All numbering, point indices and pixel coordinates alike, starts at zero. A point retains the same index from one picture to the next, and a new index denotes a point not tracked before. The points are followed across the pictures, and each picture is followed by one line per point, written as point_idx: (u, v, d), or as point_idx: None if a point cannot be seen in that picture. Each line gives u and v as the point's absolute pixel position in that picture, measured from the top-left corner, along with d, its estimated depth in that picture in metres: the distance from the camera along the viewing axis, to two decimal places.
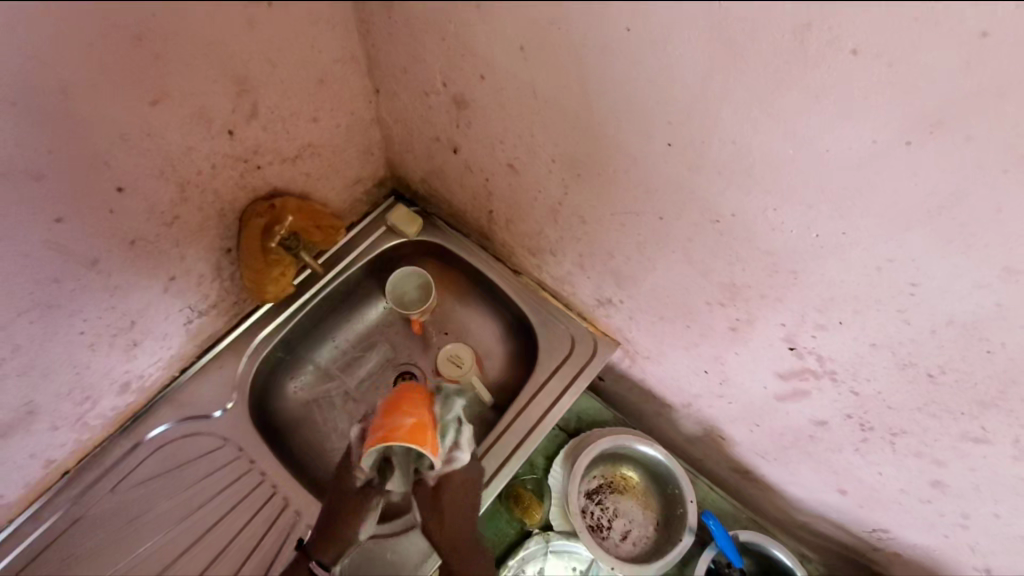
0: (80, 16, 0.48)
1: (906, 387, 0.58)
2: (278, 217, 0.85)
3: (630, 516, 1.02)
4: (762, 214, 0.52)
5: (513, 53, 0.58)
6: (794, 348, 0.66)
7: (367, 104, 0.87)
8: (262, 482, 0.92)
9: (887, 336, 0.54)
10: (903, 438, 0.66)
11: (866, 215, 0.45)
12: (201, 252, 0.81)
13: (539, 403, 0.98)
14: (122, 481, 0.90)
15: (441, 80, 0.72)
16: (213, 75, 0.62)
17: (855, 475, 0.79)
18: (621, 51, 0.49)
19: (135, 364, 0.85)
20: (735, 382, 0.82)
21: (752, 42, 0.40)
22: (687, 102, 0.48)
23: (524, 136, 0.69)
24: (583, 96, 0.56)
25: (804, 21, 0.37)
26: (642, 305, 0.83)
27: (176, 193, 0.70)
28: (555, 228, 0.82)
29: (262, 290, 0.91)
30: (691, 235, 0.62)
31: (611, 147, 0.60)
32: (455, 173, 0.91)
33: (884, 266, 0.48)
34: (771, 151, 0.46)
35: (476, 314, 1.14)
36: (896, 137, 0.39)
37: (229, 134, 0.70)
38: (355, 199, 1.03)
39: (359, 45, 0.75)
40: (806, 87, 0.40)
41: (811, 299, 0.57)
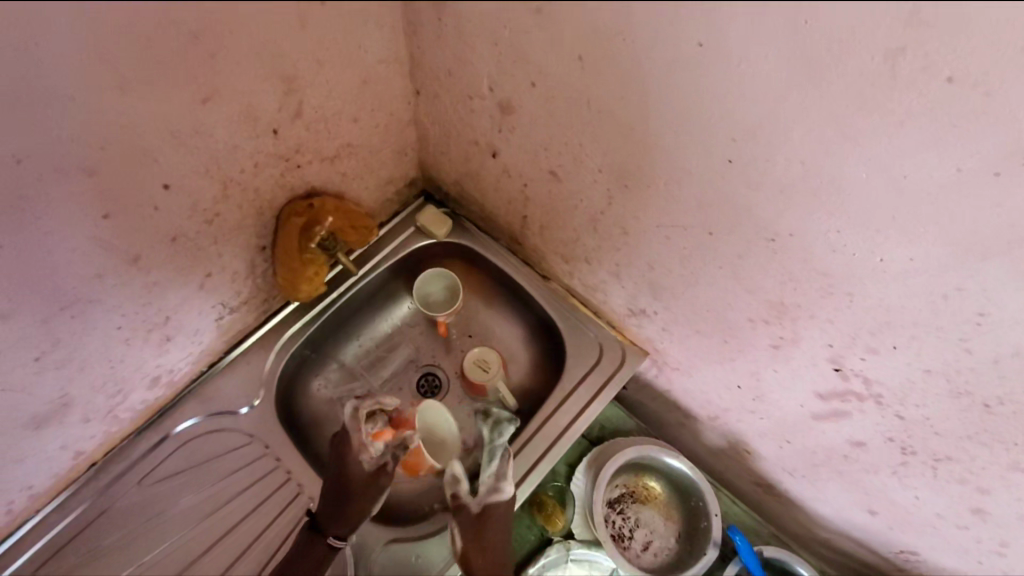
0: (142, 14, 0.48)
1: (957, 414, 0.57)
2: (316, 217, 0.83)
3: (652, 526, 1.02)
4: (823, 236, 0.51)
5: (570, 61, 0.57)
6: (840, 369, 0.65)
7: (406, 105, 0.86)
8: (288, 481, 0.92)
9: (943, 364, 0.53)
10: (947, 464, 0.65)
11: (938, 242, 0.44)
12: (238, 249, 0.80)
13: (566, 411, 0.97)
14: (148, 475, 0.90)
15: (487, 85, 0.71)
16: (263, 73, 0.62)
17: (887, 497, 0.79)
18: (690, 66, 0.48)
19: (166, 358, 0.85)
20: (769, 398, 0.82)
21: (838, 64, 0.39)
22: (755, 120, 0.47)
23: (571, 144, 0.68)
24: (642, 108, 0.55)
25: (897, 45, 0.36)
26: (678, 317, 0.82)
27: (218, 191, 0.70)
28: (593, 236, 0.82)
29: (294, 288, 0.89)
30: (741, 252, 0.61)
31: (666, 160, 0.59)
32: (491, 178, 0.90)
33: (951, 294, 0.47)
34: (841, 174, 0.45)
35: (501, 318, 1.13)
36: (984, 166, 0.38)
37: (273, 133, 0.70)
38: (386, 199, 1.03)
39: (404, 46, 0.75)
40: (891, 113, 0.39)
41: (865, 322, 0.56)
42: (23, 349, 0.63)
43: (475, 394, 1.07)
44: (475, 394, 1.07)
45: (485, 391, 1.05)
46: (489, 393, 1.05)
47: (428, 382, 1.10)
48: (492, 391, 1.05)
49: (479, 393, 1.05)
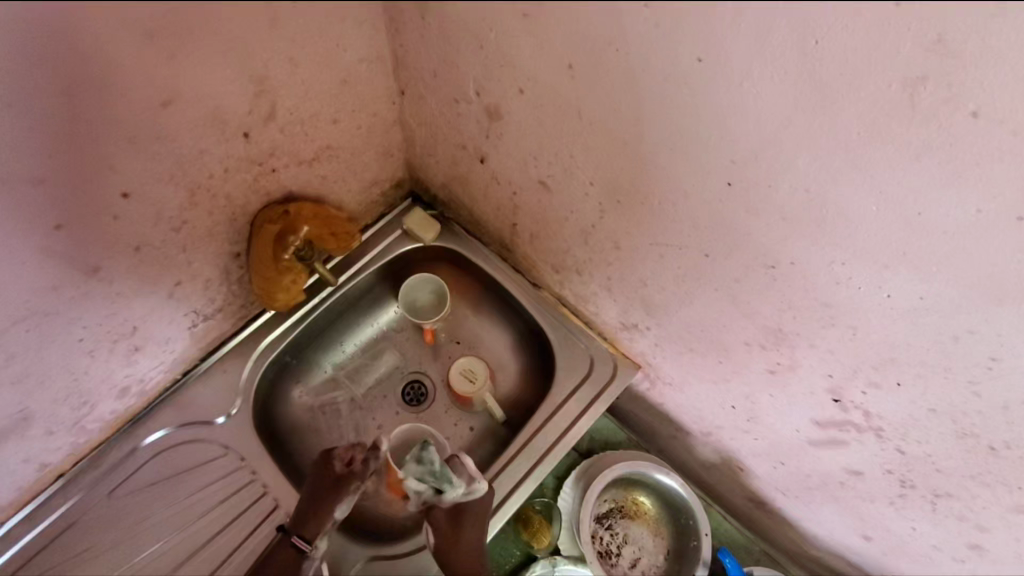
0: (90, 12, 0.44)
1: (961, 454, 0.54)
2: (292, 226, 0.78)
3: (640, 543, 1.00)
4: (827, 267, 0.48)
5: (559, 70, 0.53)
6: (839, 400, 0.62)
7: (390, 105, 0.81)
8: (264, 495, 0.88)
9: (949, 404, 0.50)
10: (946, 501, 0.62)
11: (952, 282, 0.41)
12: (210, 256, 0.76)
13: (554, 425, 0.94)
14: (117, 487, 0.86)
15: (473, 89, 0.67)
16: (231, 74, 0.57)
17: (883, 525, 0.76)
18: (687, 83, 0.44)
19: (136, 368, 0.81)
20: (764, 421, 0.78)
21: (851, 89, 0.36)
22: (757, 142, 0.43)
23: (561, 156, 0.65)
24: (635, 123, 0.52)
25: (918, 74, 0.32)
26: (672, 335, 0.79)
27: (185, 197, 0.66)
28: (585, 249, 0.78)
29: (272, 297, 0.85)
30: (739, 276, 0.58)
31: (661, 177, 0.55)
32: (480, 183, 0.86)
33: (962, 337, 0.44)
34: (849, 204, 0.42)
35: (490, 325, 1.09)
36: (1007, 211, 0.35)
37: (244, 136, 0.66)
38: (371, 201, 0.99)
39: (386, 44, 0.70)
40: (907, 144, 0.36)
41: (868, 356, 0.53)
42: None
43: (462, 404, 1.04)
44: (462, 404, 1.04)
45: (471, 401, 1.02)
46: (476, 402, 1.02)
47: (413, 390, 1.07)
48: (478, 401, 1.02)
49: (466, 402, 1.03)
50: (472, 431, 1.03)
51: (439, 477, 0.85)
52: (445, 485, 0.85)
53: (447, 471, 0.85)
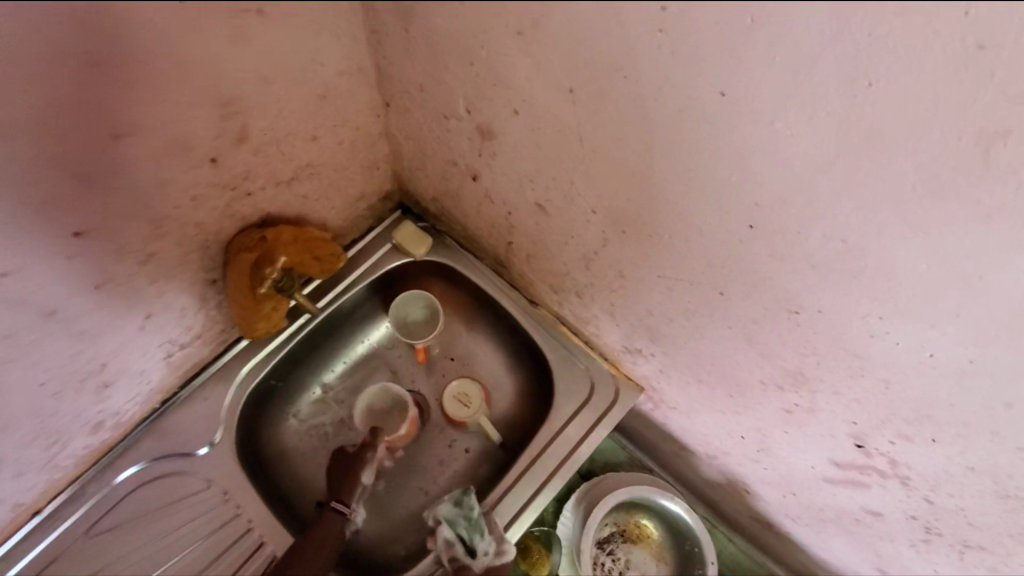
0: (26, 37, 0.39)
1: (998, 513, 0.50)
2: (268, 255, 0.72)
3: (643, 569, 0.96)
4: (861, 319, 0.43)
5: (560, 93, 0.47)
6: (862, 446, 0.57)
7: (375, 118, 0.75)
8: (248, 532, 0.83)
9: (991, 465, 0.46)
10: (975, 552, 0.57)
11: (1010, 350, 0.36)
12: (182, 286, 0.71)
13: (554, 452, 0.90)
14: (93, 525, 0.81)
15: (464, 106, 0.60)
16: (195, 99, 0.51)
17: (901, 563, 0.72)
18: (709, 117, 0.38)
19: (108, 403, 0.76)
20: (776, 454, 0.74)
21: (908, 138, 0.30)
22: (789, 186, 0.38)
23: (561, 181, 0.59)
24: (646, 155, 0.46)
25: (1000, 127, 0.27)
26: (678, 364, 0.74)
27: (150, 230, 0.60)
28: (585, 274, 0.73)
29: (251, 326, 0.79)
30: (756, 317, 0.52)
31: (673, 212, 0.49)
32: (473, 200, 0.80)
33: (1014, 405, 0.39)
34: (894, 260, 0.36)
35: (485, 342, 1.04)
36: None
37: (213, 162, 0.60)
38: (358, 215, 0.93)
39: (368, 56, 0.64)
40: (971, 203, 0.30)
41: (900, 410, 0.48)
42: None
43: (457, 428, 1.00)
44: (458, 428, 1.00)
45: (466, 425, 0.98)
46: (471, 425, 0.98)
47: None
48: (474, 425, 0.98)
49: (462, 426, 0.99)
50: (468, 453, 0.99)
51: (473, 527, 0.86)
52: (476, 538, 0.85)
53: (482, 522, 0.86)
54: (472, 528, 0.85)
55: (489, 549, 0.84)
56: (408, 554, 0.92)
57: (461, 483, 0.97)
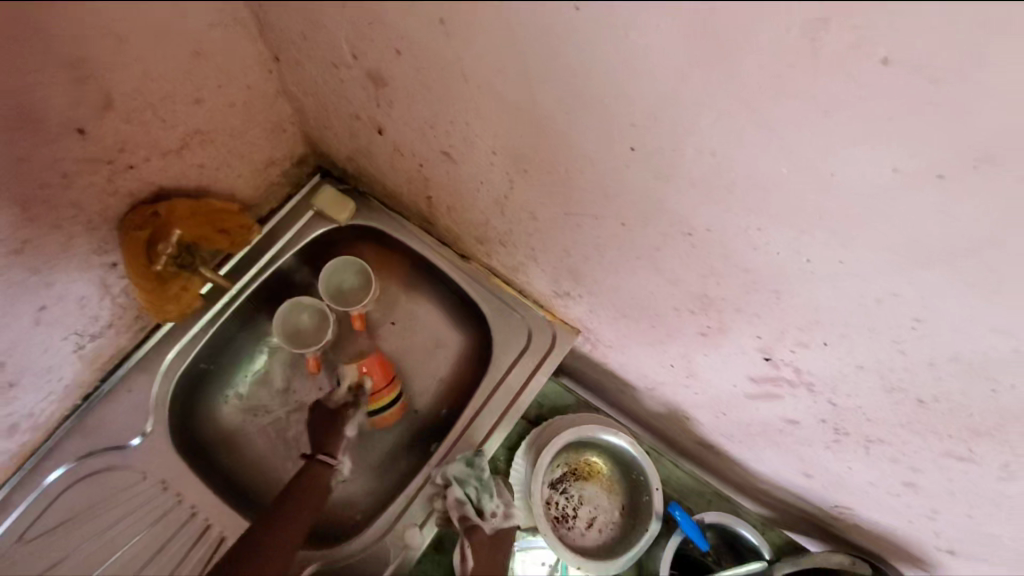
0: None
1: (890, 406, 0.53)
2: (163, 230, 0.70)
3: (595, 502, 1.00)
4: (744, 233, 0.44)
5: (431, 26, 0.45)
6: (770, 359, 0.60)
7: (267, 74, 0.70)
8: (192, 517, 0.82)
9: (876, 361, 0.48)
10: (879, 445, 0.61)
11: (874, 247, 0.37)
12: (77, 272, 0.67)
13: (497, 402, 0.91)
14: (23, 532, 0.78)
15: (349, 52, 0.57)
16: (31, 62, 0.46)
17: (822, 465, 0.77)
18: (571, 36, 0.37)
19: (18, 404, 0.72)
20: (703, 377, 0.77)
21: (746, 35, 0.30)
22: (656, 103, 0.38)
23: (458, 123, 0.57)
24: (525, 85, 0.45)
25: (821, 14, 0.27)
26: (603, 301, 0.75)
27: (19, 213, 0.56)
28: (502, 220, 0.72)
29: (162, 309, 0.76)
30: (658, 244, 0.53)
31: (562, 143, 0.49)
32: (384, 155, 0.77)
33: (885, 299, 0.40)
34: (760, 169, 0.37)
35: (423, 303, 1.03)
36: (926, 169, 0.31)
37: (79, 132, 0.55)
38: (271, 183, 0.88)
39: (241, 4, 0.59)
40: (812, 99, 0.31)
41: (793, 318, 0.50)
42: None
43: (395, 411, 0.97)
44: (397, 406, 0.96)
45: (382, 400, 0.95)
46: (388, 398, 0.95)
47: None
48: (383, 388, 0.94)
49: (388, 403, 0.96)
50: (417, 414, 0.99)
51: (483, 488, 0.86)
52: (486, 500, 0.86)
53: (492, 485, 0.87)
54: (485, 491, 0.86)
55: (498, 511, 0.88)
56: (363, 517, 0.92)
57: (411, 443, 0.98)
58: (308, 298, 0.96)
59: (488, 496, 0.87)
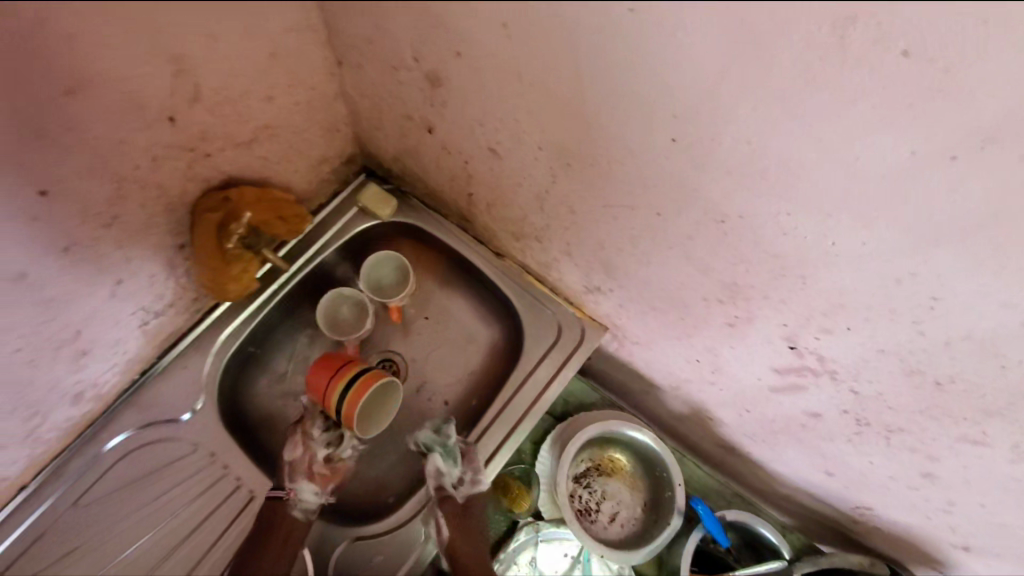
0: None
1: (909, 391, 0.56)
2: (234, 212, 0.76)
3: (618, 497, 1.02)
4: (774, 219, 0.48)
5: (494, 29, 0.50)
6: (794, 347, 0.63)
7: (329, 77, 0.77)
8: (238, 488, 0.88)
9: (896, 344, 0.51)
10: (899, 435, 0.64)
11: (893, 227, 0.41)
12: (150, 251, 0.73)
13: (526, 393, 0.95)
14: (83, 495, 0.84)
15: (411, 55, 0.63)
16: (142, 56, 0.53)
17: (843, 461, 0.79)
18: (624, 37, 0.42)
19: (87, 373, 0.78)
20: (727, 371, 0.80)
21: (782, 33, 0.34)
22: (698, 97, 0.42)
23: (508, 121, 0.62)
24: (577, 83, 0.50)
25: (847, 14, 0.32)
26: (633, 295, 0.79)
27: (112, 191, 0.62)
28: (541, 215, 0.77)
29: (223, 287, 0.82)
30: (692, 233, 0.57)
31: (607, 137, 0.53)
32: (431, 154, 0.83)
33: (904, 279, 0.44)
34: (792, 156, 0.41)
35: (457, 298, 1.08)
36: (939, 150, 0.35)
37: (170, 121, 0.62)
38: (321, 179, 0.95)
39: (315, 12, 0.65)
40: (839, 89, 0.35)
41: (818, 304, 0.54)
42: None
43: (351, 401, 0.84)
44: (350, 393, 0.84)
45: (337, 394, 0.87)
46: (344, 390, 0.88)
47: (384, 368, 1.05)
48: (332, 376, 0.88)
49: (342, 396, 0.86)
50: (447, 405, 1.03)
51: (448, 452, 0.92)
52: (451, 463, 0.91)
53: (456, 449, 0.92)
54: (448, 453, 0.92)
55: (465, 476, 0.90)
56: (396, 499, 0.95)
57: None
58: (348, 289, 1.02)
59: (454, 458, 0.91)
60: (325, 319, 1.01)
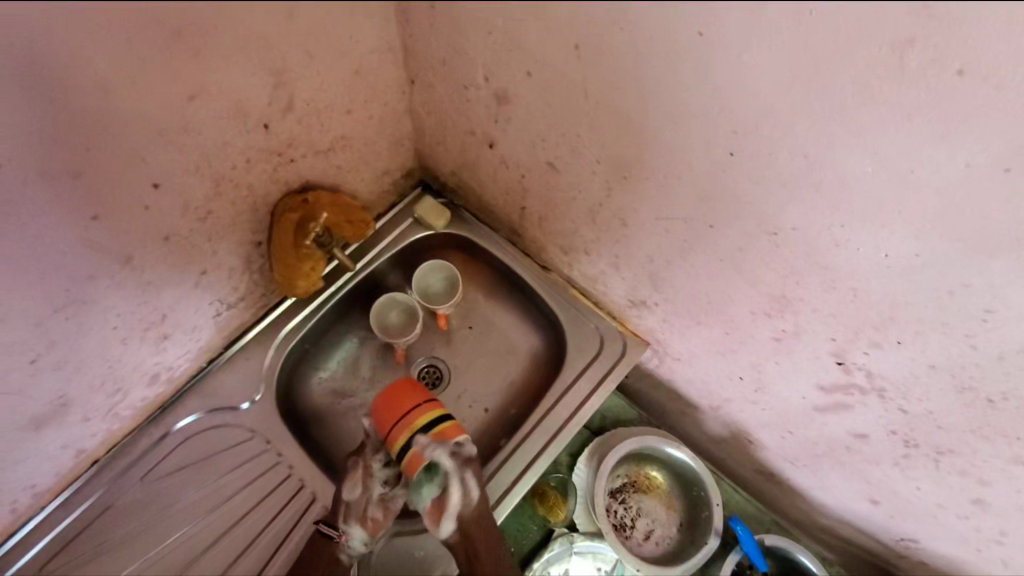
0: (137, 20, 0.47)
1: (960, 409, 0.57)
2: (311, 213, 0.82)
3: (653, 516, 1.02)
4: (828, 230, 0.50)
5: (567, 51, 0.55)
6: (842, 363, 0.64)
7: (401, 95, 0.84)
8: (290, 476, 0.92)
9: (946, 358, 0.53)
10: (949, 457, 0.64)
11: (945, 239, 0.43)
12: (232, 245, 0.79)
13: (567, 403, 0.97)
14: (149, 472, 0.89)
15: (483, 75, 0.69)
16: (252, 69, 0.60)
17: (889, 487, 0.78)
18: (691, 57, 0.46)
19: (165, 356, 0.84)
20: (771, 390, 0.80)
21: (843, 53, 0.38)
22: (759, 113, 0.46)
23: (569, 136, 0.67)
24: (641, 100, 0.54)
25: (906, 37, 0.35)
26: (679, 309, 0.81)
27: (210, 188, 0.69)
28: (592, 229, 0.81)
29: (292, 283, 0.88)
30: (743, 245, 0.60)
31: (666, 152, 0.57)
32: (489, 169, 0.88)
33: (956, 291, 0.46)
34: (848, 168, 0.44)
35: (501, 309, 1.11)
36: (992, 163, 0.37)
37: (265, 127, 0.68)
38: (383, 190, 1.01)
39: (397, 35, 0.72)
40: (896, 106, 0.38)
41: (868, 317, 0.55)
42: (18, 353, 0.62)
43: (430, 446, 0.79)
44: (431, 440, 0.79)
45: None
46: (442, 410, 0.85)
47: (428, 374, 1.08)
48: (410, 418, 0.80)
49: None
50: (488, 412, 1.05)
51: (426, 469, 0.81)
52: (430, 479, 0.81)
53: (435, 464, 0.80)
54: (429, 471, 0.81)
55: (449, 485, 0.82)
56: None
57: (481, 438, 1.04)
58: (403, 295, 1.07)
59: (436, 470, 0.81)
60: (378, 322, 1.06)
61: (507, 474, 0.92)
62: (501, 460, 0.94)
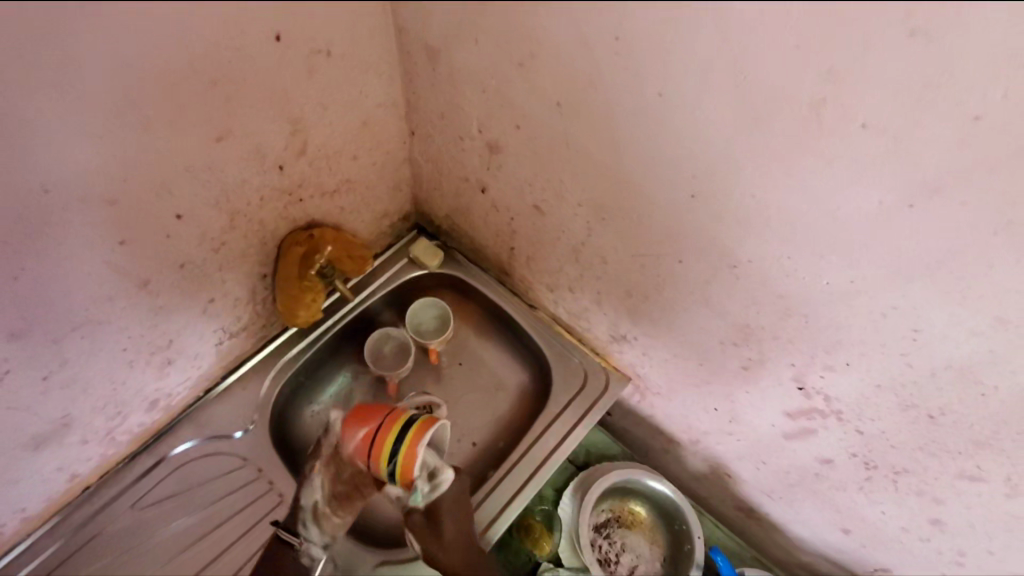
0: (178, 72, 0.55)
1: (908, 427, 0.62)
2: (316, 246, 0.90)
3: (637, 551, 1.04)
4: (778, 261, 0.57)
5: (549, 108, 0.64)
6: (803, 388, 0.70)
7: (401, 144, 0.92)
8: (280, 504, 0.94)
9: (890, 378, 0.59)
10: (905, 477, 0.69)
11: (872, 266, 0.51)
12: (240, 276, 0.85)
13: (552, 435, 1.00)
14: (141, 499, 0.91)
15: (476, 127, 0.77)
16: (272, 115, 0.68)
17: (857, 514, 0.82)
18: (654, 112, 0.55)
19: (166, 382, 0.88)
20: (744, 420, 0.85)
21: (773, 110, 0.47)
22: (712, 160, 0.54)
23: (553, 181, 0.75)
24: (615, 149, 0.62)
25: (820, 98, 0.44)
26: (656, 342, 0.87)
27: (225, 221, 0.75)
28: (575, 266, 0.88)
29: (294, 315, 0.95)
30: (708, 278, 0.67)
31: (636, 193, 0.65)
32: (481, 212, 0.96)
33: (889, 313, 0.53)
34: (786, 207, 0.52)
35: (490, 346, 1.16)
36: (900, 200, 0.45)
37: (279, 169, 0.76)
38: (381, 232, 1.08)
39: (401, 92, 0.81)
40: (821, 153, 0.46)
41: (820, 341, 0.62)
42: (33, 367, 0.66)
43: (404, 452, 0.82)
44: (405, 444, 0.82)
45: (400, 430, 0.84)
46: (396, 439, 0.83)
47: None
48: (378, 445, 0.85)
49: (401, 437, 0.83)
50: (475, 446, 1.08)
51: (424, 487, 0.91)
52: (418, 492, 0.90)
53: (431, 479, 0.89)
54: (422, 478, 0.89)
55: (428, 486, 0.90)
56: None
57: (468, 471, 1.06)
58: (396, 329, 1.10)
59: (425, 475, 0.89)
60: (371, 353, 1.09)
61: (493, 504, 0.94)
62: (488, 489, 0.95)
